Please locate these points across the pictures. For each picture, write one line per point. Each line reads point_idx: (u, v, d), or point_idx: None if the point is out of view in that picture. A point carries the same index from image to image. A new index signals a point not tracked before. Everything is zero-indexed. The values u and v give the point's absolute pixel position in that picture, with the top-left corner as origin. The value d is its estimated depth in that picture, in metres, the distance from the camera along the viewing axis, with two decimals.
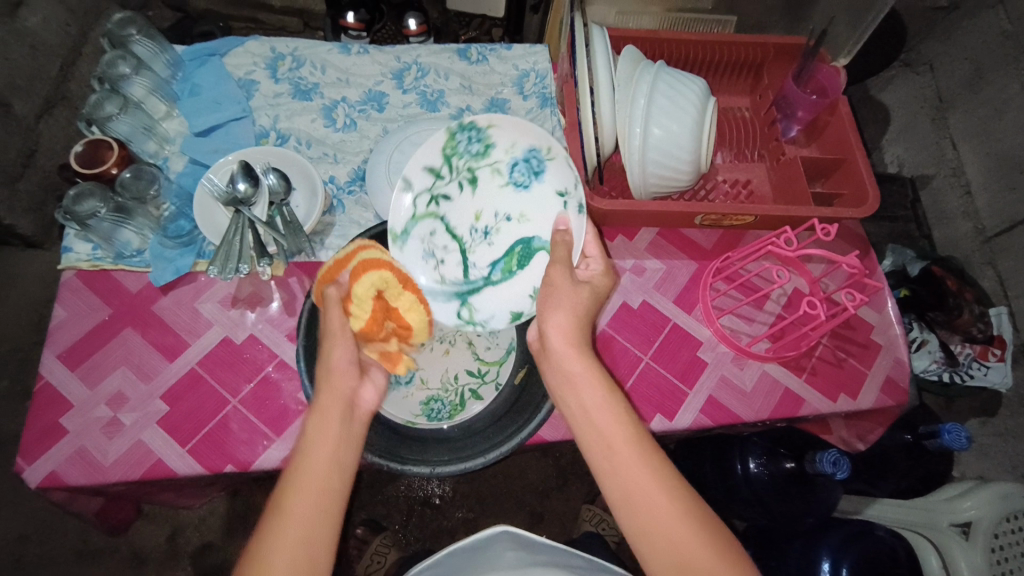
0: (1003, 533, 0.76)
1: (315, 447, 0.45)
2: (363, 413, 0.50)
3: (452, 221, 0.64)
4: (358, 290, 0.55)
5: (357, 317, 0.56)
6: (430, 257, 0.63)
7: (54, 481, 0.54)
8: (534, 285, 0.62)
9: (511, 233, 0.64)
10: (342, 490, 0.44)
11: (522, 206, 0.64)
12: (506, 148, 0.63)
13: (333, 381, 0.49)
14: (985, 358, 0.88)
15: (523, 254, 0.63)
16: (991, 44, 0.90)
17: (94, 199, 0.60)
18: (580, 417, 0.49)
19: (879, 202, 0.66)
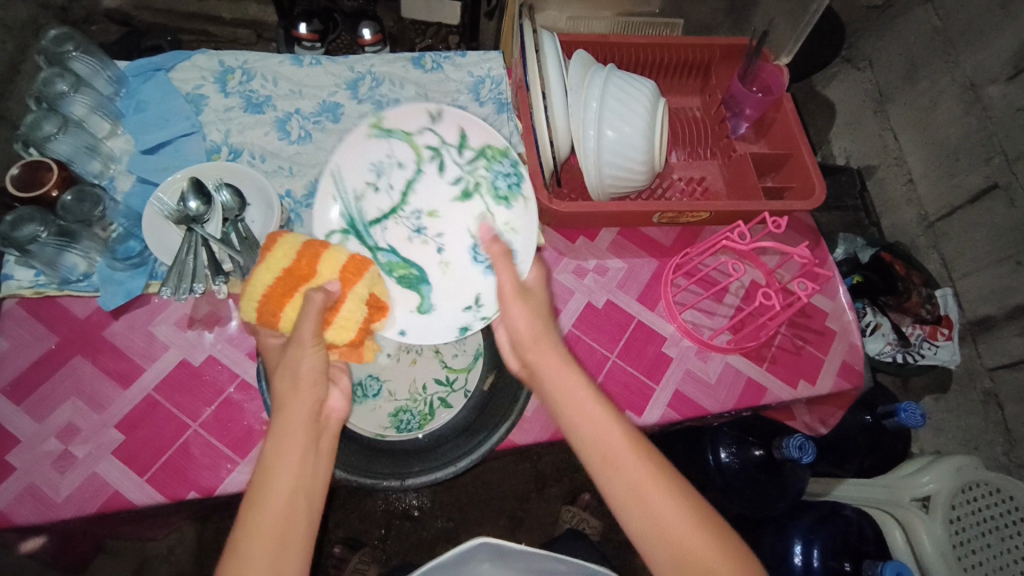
0: (960, 504, 0.78)
1: (282, 468, 0.45)
2: (331, 423, 0.50)
3: (415, 190, 0.68)
4: (345, 298, 0.52)
5: (342, 329, 0.52)
6: (385, 173, 0.66)
7: (2, 521, 0.51)
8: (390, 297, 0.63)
9: (424, 253, 0.66)
10: (313, 512, 0.45)
11: (454, 260, 0.66)
12: (507, 222, 0.66)
13: (298, 393, 0.48)
14: (934, 337, 0.93)
15: (411, 276, 0.65)
16: (924, 39, 0.94)
17: (34, 223, 0.57)
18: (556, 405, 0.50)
19: (825, 194, 0.68)
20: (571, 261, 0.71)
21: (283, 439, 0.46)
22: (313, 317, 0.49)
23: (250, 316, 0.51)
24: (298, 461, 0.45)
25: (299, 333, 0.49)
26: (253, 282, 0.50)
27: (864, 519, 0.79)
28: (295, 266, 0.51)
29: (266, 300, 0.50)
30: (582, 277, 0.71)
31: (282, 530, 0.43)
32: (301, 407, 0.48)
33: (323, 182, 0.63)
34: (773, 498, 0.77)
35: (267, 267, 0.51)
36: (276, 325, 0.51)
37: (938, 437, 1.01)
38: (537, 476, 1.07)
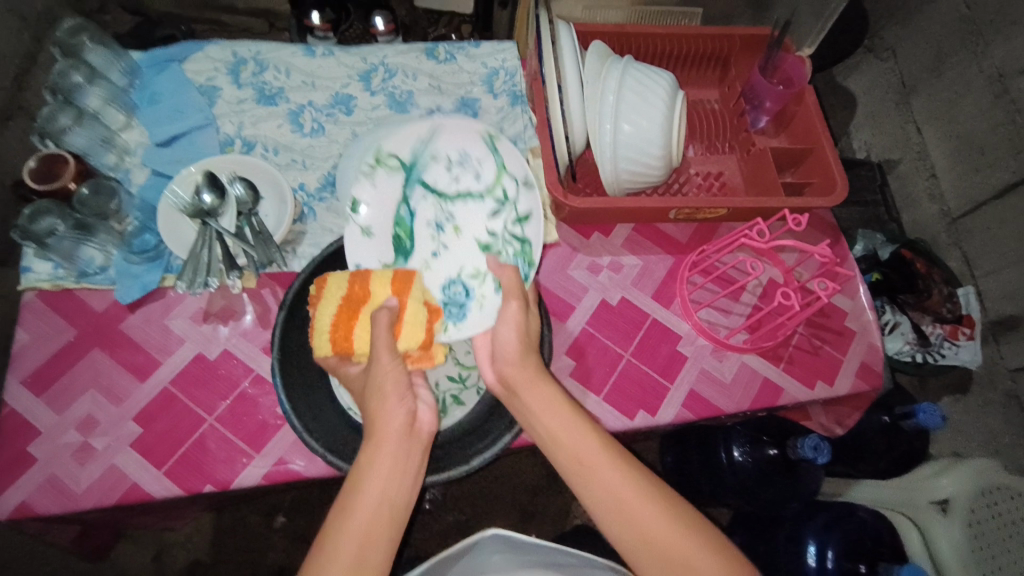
0: (984, 507, 0.77)
1: (366, 488, 0.45)
2: (423, 437, 0.49)
3: (463, 204, 0.66)
4: (406, 306, 0.55)
5: (411, 338, 0.54)
6: (468, 166, 0.66)
7: (25, 512, 0.52)
8: (370, 230, 0.61)
9: (423, 241, 0.64)
10: (394, 528, 0.45)
11: (434, 268, 0.64)
12: (485, 294, 0.62)
13: (380, 418, 0.48)
14: (954, 337, 0.92)
15: (402, 242, 0.63)
16: (951, 29, 0.91)
17: (52, 216, 0.58)
18: (550, 441, 0.50)
19: (847, 190, 0.67)
20: (586, 257, 0.71)
21: (378, 451, 0.47)
22: (386, 331, 0.52)
23: (325, 350, 0.53)
24: (387, 474, 0.46)
25: (377, 351, 0.51)
26: (317, 319, 0.53)
27: (879, 521, 0.78)
28: (351, 292, 0.55)
29: (337, 326, 0.53)
30: (597, 274, 0.70)
31: (368, 538, 0.43)
32: (393, 421, 0.48)
33: (423, 124, 0.64)
34: (787, 497, 0.77)
35: (328, 300, 0.54)
36: (353, 351, 0.53)
37: (956, 438, 0.99)
38: (549, 469, 1.08)
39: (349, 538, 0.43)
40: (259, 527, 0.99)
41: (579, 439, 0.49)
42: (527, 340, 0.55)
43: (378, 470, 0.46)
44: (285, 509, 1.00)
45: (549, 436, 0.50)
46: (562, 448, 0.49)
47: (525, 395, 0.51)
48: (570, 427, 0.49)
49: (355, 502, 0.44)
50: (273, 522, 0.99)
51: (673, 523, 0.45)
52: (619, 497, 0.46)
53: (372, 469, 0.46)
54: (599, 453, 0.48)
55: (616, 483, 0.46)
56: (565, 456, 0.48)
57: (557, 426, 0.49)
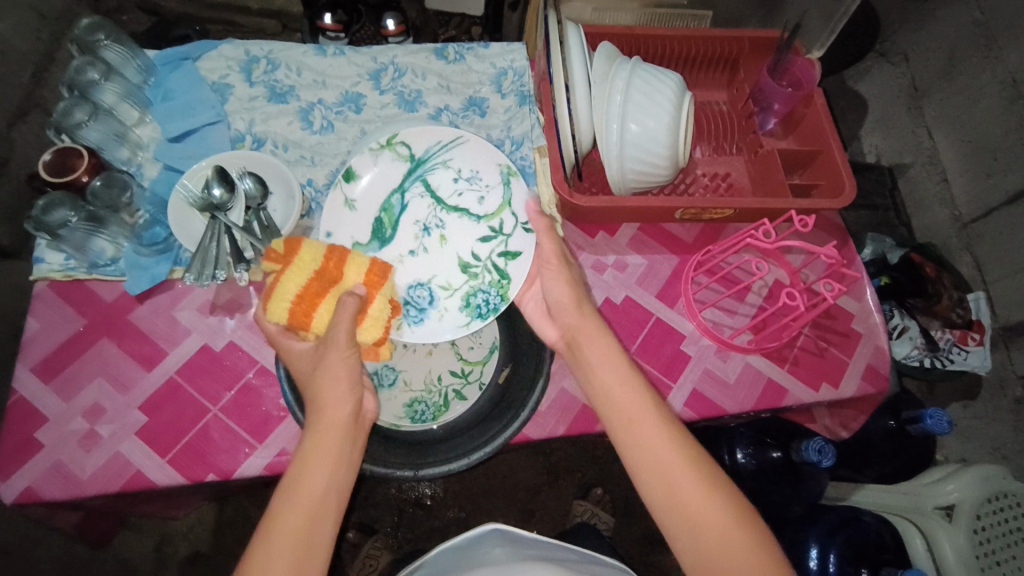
0: (987, 514, 0.77)
1: (308, 477, 0.45)
2: (365, 426, 0.50)
3: (456, 218, 0.67)
4: (372, 300, 0.56)
5: (370, 331, 0.55)
6: (478, 186, 0.67)
7: (31, 496, 0.53)
8: (354, 206, 0.65)
9: (406, 236, 0.66)
10: (332, 513, 0.45)
11: (407, 263, 0.65)
12: (445, 308, 0.63)
13: (326, 406, 0.48)
14: (965, 343, 0.90)
15: (383, 227, 0.66)
16: (963, 33, 0.90)
17: (64, 208, 0.59)
18: (602, 400, 0.51)
19: (855, 193, 0.67)
20: (590, 256, 0.71)
21: (319, 440, 0.47)
22: (349, 319, 0.52)
23: (280, 318, 0.53)
24: (330, 461, 0.46)
25: (336, 335, 0.52)
26: (281, 287, 0.53)
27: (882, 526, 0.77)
28: (323, 268, 0.55)
29: (299, 301, 0.53)
30: (601, 273, 0.70)
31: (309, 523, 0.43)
32: (339, 410, 0.48)
33: (450, 132, 0.66)
34: (789, 500, 0.76)
35: (296, 270, 0.54)
36: (308, 328, 0.54)
37: (964, 445, 0.98)
38: (550, 468, 1.08)
39: (288, 524, 0.42)
40: (261, 519, 0.99)
41: (631, 399, 0.50)
42: (579, 292, 0.58)
43: (325, 457, 0.46)
44: None
45: (602, 395, 0.51)
46: (614, 405, 0.50)
47: (586, 349, 0.54)
48: (623, 386, 0.50)
49: (298, 488, 0.44)
50: None
51: (711, 491, 0.44)
52: (663, 460, 0.46)
53: (318, 457, 0.46)
54: (650, 411, 0.49)
55: (661, 444, 0.47)
56: (616, 415, 0.49)
57: (612, 386, 0.51)
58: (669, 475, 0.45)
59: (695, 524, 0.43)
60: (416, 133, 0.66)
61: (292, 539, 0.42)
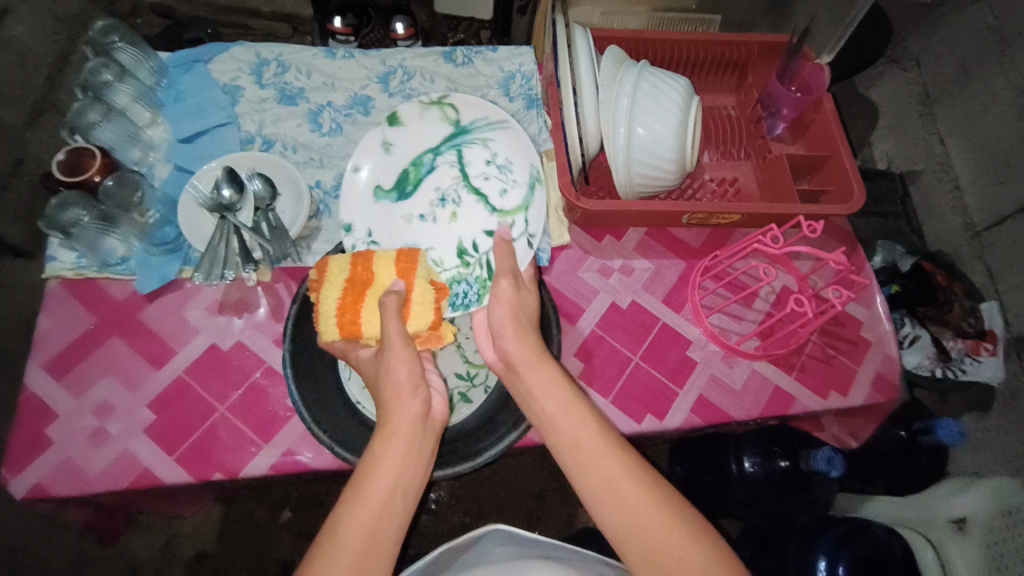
0: (1002, 528, 0.74)
1: (378, 473, 0.44)
2: (436, 427, 0.50)
3: (473, 201, 0.66)
4: (413, 287, 0.55)
5: (418, 321, 0.54)
6: (505, 178, 0.66)
7: (40, 492, 0.53)
8: (386, 152, 0.67)
9: (425, 199, 0.67)
10: (403, 514, 0.44)
11: (412, 221, 0.66)
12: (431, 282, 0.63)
13: (396, 403, 0.48)
14: (977, 353, 0.87)
15: (406, 178, 0.67)
16: (975, 39, 0.90)
17: (77, 207, 0.60)
18: (549, 427, 0.49)
19: (864, 199, 0.66)
20: (597, 260, 0.71)
21: (390, 440, 0.46)
22: (396, 315, 0.52)
23: (334, 335, 0.53)
24: (399, 462, 0.46)
25: (389, 335, 0.51)
26: (321, 308, 0.54)
27: (893, 538, 0.76)
28: (355, 275, 0.56)
29: (343, 312, 0.53)
30: (607, 276, 0.70)
31: (378, 522, 0.43)
32: (406, 410, 0.48)
33: (500, 113, 0.67)
34: (796, 509, 0.75)
35: (330, 286, 0.55)
36: (362, 335, 0.53)
37: (977, 457, 0.97)
38: (555, 473, 1.07)
39: (358, 523, 0.42)
40: (266, 520, 1.00)
41: (577, 426, 0.47)
42: (524, 315, 0.54)
43: (393, 457, 0.45)
44: (292, 503, 1.01)
45: (548, 422, 0.49)
46: (558, 432, 0.48)
47: (528, 377, 0.50)
48: (570, 412, 0.48)
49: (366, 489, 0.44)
50: (280, 515, 1.00)
51: (665, 516, 0.43)
52: (615, 488, 0.44)
53: (384, 458, 0.45)
54: (598, 441, 0.46)
55: (614, 471, 0.45)
56: (562, 443, 0.47)
57: (557, 412, 0.48)
58: (623, 502, 0.44)
59: (653, 553, 0.42)
60: (469, 105, 0.68)
61: (361, 536, 0.42)
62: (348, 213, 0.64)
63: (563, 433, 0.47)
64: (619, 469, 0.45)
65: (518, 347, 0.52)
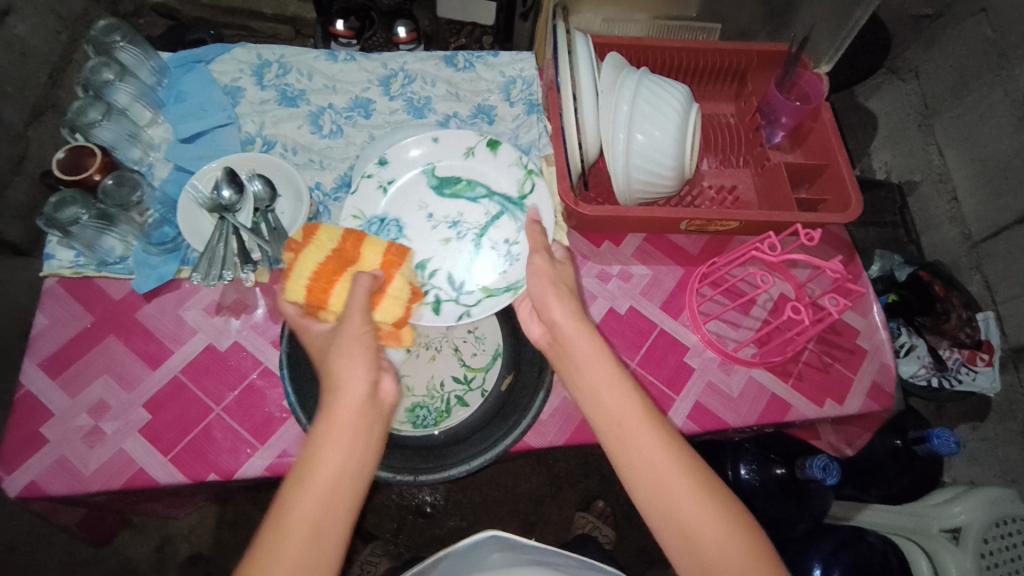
0: (993, 538, 0.76)
1: (323, 454, 0.42)
2: (385, 407, 0.47)
3: (466, 251, 0.66)
4: (391, 279, 0.57)
5: (387, 311, 0.55)
6: (503, 264, 0.65)
7: (33, 491, 0.53)
8: (466, 152, 0.68)
9: (447, 208, 0.67)
10: (355, 499, 0.42)
11: (426, 204, 0.67)
12: None
13: (340, 386, 0.46)
14: (973, 363, 0.89)
15: (461, 182, 0.68)
16: (975, 51, 0.90)
17: (76, 205, 0.60)
18: (591, 403, 0.48)
19: (861, 207, 0.66)
20: (595, 265, 0.71)
21: (332, 421, 0.44)
22: (365, 296, 0.52)
23: (298, 298, 0.54)
24: (346, 446, 0.43)
25: (351, 308, 0.51)
26: (295, 273, 0.54)
27: (890, 547, 0.76)
28: (341, 248, 0.57)
29: (316, 278, 0.54)
30: (606, 282, 0.70)
31: (323, 509, 0.40)
32: (354, 392, 0.46)
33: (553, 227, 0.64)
34: (794, 518, 0.75)
35: (314, 248, 0.56)
36: (326, 306, 0.53)
37: (972, 467, 0.97)
38: (551, 479, 1.07)
39: (303, 510, 0.40)
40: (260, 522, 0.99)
41: (619, 400, 0.47)
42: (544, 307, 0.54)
43: (341, 442, 0.43)
44: None
45: (589, 393, 0.48)
46: (603, 410, 0.47)
47: (573, 349, 0.51)
48: (614, 387, 0.47)
49: (312, 473, 0.41)
50: None
51: (698, 491, 0.42)
52: (652, 464, 0.43)
53: (332, 441, 0.43)
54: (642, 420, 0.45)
55: (654, 451, 0.44)
56: (601, 417, 0.47)
57: (600, 388, 0.48)
58: (657, 476, 0.43)
59: (687, 529, 0.41)
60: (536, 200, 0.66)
61: (307, 523, 0.39)
62: (393, 155, 0.67)
63: (608, 412, 0.47)
64: (658, 452, 0.44)
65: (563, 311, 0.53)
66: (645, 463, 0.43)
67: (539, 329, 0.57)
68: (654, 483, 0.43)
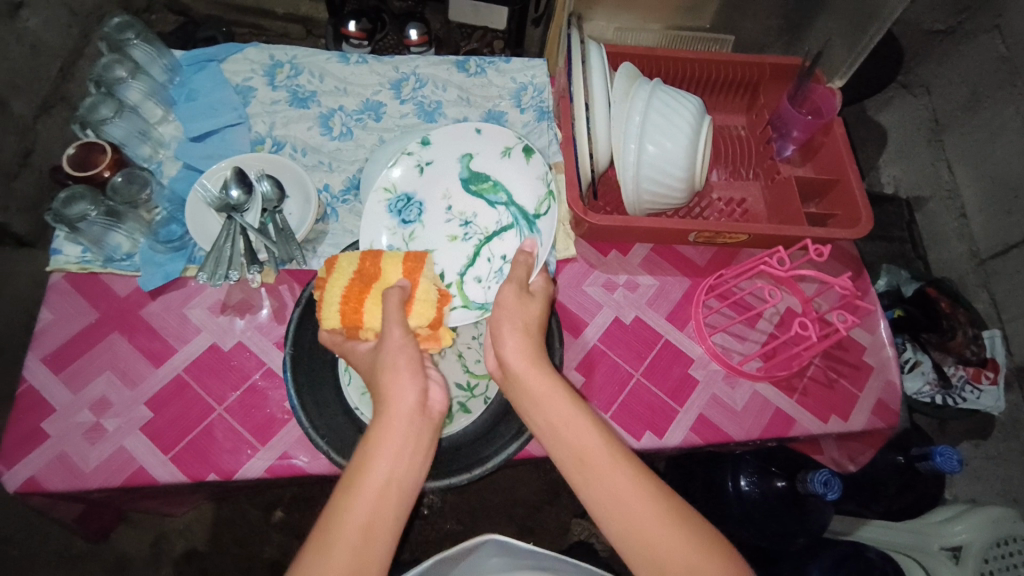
0: (994, 557, 0.76)
1: (373, 462, 0.42)
2: (434, 418, 0.47)
3: (460, 251, 0.67)
4: (417, 285, 0.55)
5: (420, 318, 0.54)
6: (491, 277, 0.65)
7: (33, 486, 0.53)
8: (505, 151, 0.67)
9: (465, 204, 0.68)
10: (404, 508, 0.42)
11: (451, 193, 0.68)
12: (394, 231, 0.65)
13: (391, 393, 0.46)
14: (977, 381, 0.88)
15: (486, 182, 0.68)
16: (987, 68, 0.89)
17: (85, 202, 0.59)
18: (549, 438, 0.47)
19: (871, 224, 0.66)
20: (602, 274, 0.70)
21: (383, 431, 0.44)
22: (398, 311, 0.52)
23: (334, 324, 0.53)
24: (396, 454, 0.43)
25: (389, 328, 0.51)
26: (324, 304, 0.54)
27: (889, 563, 0.75)
28: (362, 268, 0.56)
29: (347, 301, 0.53)
30: (612, 291, 0.70)
31: (375, 516, 0.40)
32: (404, 401, 0.46)
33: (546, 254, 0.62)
34: (794, 532, 0.75)
35: (338, 275, 0.55)
36: (363, 326, 0.53)
37: (974, 485, 0.96)
38: (550, 484, 1.06)
39: (354, 516, 0.40)
40: (257, 520, 0.99)
41: (581, 437, 0.45)
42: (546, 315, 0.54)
43: (392, 449, 0.43)
44: (285, 504, 1.00)
45: (550, 431, 0.47)
46: (562, 443, 0.46)
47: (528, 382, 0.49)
48: (571, 420, 0.46)
49: (360, 483, 0.41)
50: (270, 516, 0.99)
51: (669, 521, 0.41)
52: (620, 500, 0.42)
53: (382, 448, 0.43)
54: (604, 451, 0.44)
55: (620, 483, 0.43)
56: (565, 454, 0.46)
57: (561, 423, 0.46)
58: (626, 511, 0.42)
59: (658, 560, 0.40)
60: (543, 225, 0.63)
61: (358, 529, 0.40)
62: (439, 137, 0.66)
63: (567, 445, 0.46)
64: (623, 482, 0.43)
65: (515, 351, 0.51)
66: (611, 495, 0.43)
67: (494, 362, 0.55)
68: (623, 516, 0.42)
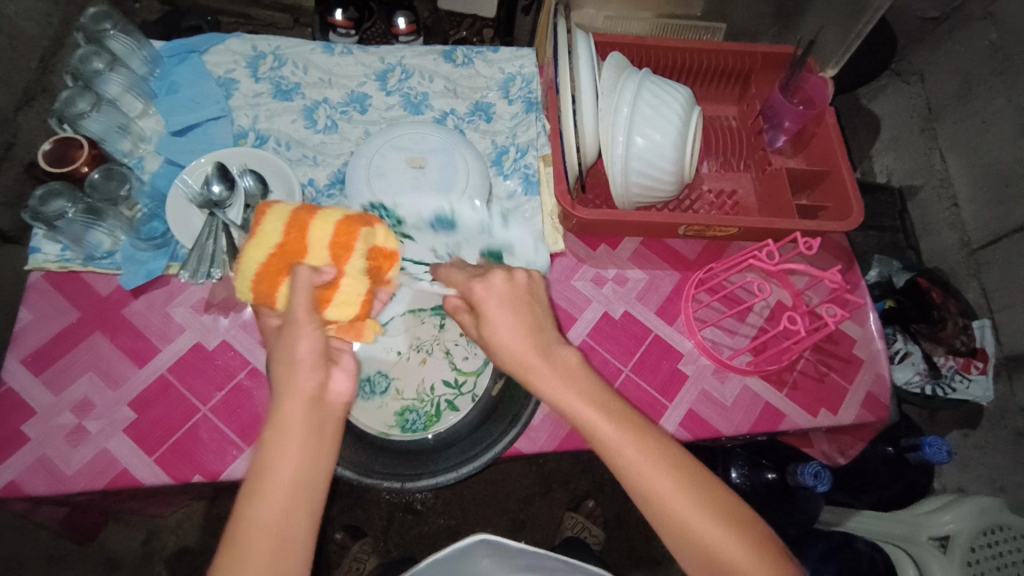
0: (981, 546, 0.75)
1: (276, 461, 0.39)
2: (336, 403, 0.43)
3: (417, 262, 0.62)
4: (342, 273, 0.47)
5: (339, 309, 0.47)
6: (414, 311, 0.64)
7: (14, 490, 0.52)
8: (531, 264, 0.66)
9: (470, 251, 0.63)
10: (316, 506, 0.39)
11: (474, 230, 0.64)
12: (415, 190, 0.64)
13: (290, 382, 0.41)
14: (967, 371, 0.88)
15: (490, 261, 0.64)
16: (980, 56, 0.88)
17: (62, 199, 0.58)
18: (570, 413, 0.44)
19: (861, 216, 0.66)
20: (591, 269, 0.70)
21: (285, 421, 0.40)
22: (307, 303, 0.44)
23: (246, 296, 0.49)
24: (297, 451, 0.40)
25: (291, 311, 0.43)
26: (245, 259, 0.48)
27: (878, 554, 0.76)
28: (286, 240, 0.48)
29: (260, 278, 0.47)
30: (601, 286, 0.69)
31: (282, 523, 0.38)
32: (303, 388, 0.41)
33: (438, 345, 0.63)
34: (783, 524, 0.76)
35: (258, 243, 0.48)
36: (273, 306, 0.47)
37: (962, 474, 0.97)
38: (542, 478, 1.07)
39: (259, 525, 0.37)
40: None
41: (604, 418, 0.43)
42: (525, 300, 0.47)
43: (292, 450, 0.40)
44: None
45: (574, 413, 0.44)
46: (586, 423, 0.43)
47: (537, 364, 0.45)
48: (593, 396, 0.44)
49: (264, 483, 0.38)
50: None
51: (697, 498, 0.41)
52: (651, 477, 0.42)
53: (282, 444, 0.40)
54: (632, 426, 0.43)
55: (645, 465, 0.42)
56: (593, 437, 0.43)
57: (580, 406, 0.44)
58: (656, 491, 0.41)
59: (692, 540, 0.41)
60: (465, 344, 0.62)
61: (266, 539, 0.37)
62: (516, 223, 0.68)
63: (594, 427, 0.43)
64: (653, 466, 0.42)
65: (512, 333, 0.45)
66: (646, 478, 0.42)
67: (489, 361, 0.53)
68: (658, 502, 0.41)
